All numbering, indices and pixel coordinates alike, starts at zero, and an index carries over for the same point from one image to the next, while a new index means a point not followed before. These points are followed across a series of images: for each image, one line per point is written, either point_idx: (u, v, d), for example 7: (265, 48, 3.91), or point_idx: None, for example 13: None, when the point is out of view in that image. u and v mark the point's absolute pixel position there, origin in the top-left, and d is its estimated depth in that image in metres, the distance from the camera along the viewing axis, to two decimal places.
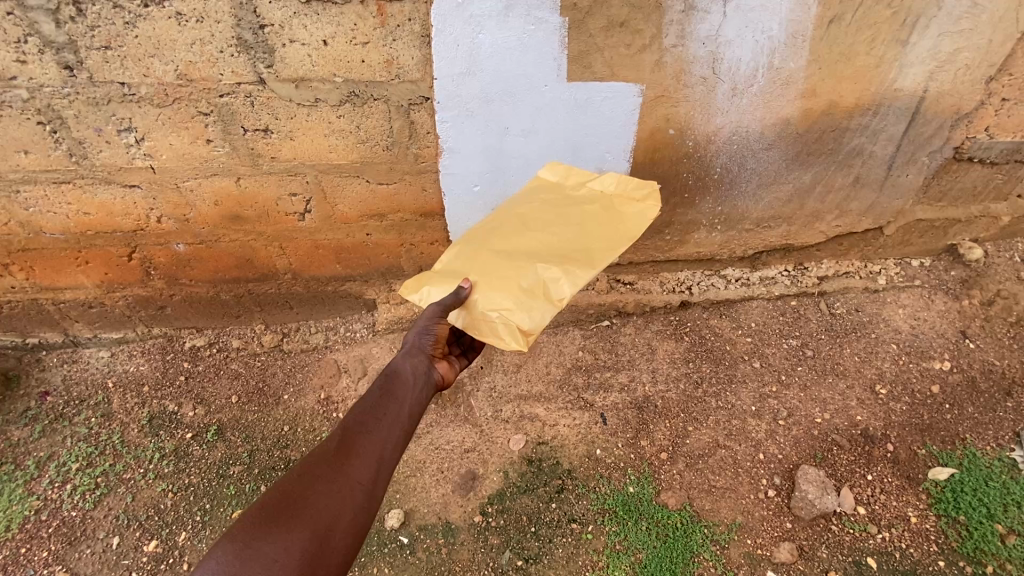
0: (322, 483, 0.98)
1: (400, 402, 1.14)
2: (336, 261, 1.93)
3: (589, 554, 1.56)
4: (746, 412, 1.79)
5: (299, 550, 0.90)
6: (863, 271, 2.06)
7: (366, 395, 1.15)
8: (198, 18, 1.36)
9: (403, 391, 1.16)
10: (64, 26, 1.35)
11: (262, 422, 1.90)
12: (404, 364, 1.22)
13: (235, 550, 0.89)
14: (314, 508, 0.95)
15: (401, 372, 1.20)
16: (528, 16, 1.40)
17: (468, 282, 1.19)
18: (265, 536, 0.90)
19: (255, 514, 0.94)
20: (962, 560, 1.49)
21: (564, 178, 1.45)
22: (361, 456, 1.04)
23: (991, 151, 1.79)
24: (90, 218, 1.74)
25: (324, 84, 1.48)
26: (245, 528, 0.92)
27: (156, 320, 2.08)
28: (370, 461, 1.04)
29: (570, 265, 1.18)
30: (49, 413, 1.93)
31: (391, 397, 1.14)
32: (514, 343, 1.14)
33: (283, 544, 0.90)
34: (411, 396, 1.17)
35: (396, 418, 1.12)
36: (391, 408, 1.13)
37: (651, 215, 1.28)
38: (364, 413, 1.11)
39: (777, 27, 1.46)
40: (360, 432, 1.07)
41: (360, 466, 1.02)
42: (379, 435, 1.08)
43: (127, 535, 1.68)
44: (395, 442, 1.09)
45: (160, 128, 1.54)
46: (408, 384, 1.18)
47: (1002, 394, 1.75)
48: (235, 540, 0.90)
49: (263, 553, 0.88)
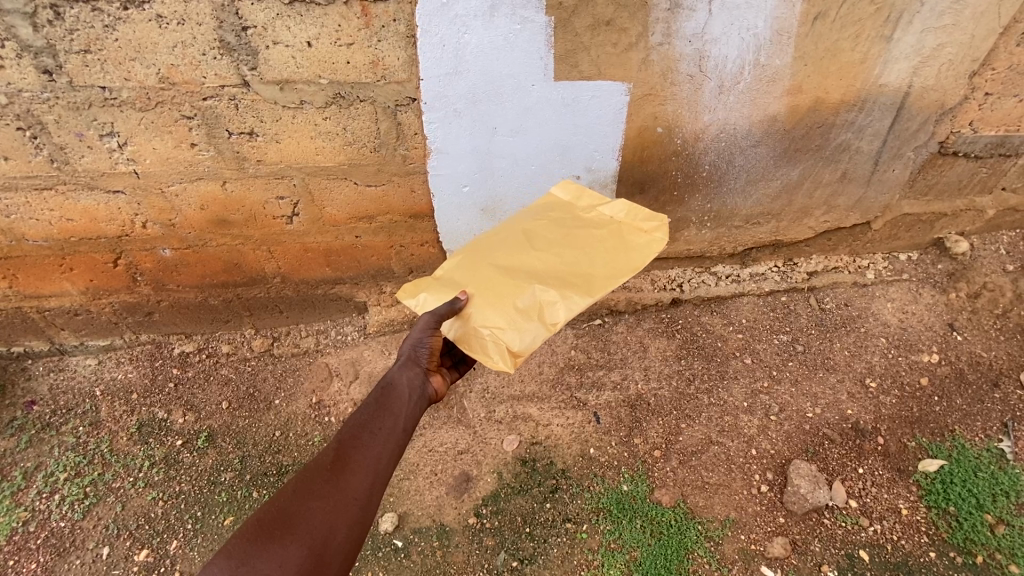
0: (318, 498, 0.97)
1: (396, 414, 1.13)
2: (325, 264, 1.92)
3: (584, 554, 1.57)
4: (739, 408, 1.80)
5: (294, 567, 0.90)
6: (852, 266, 2.08)
7: (362, 406, 1.13)
8: (179, 20, 1.34)
9: (398, 403, 1.14)
10: (43, 29, 1.32)
11: (254, 427, 1.88)
12: (400, 376, 1.20)
13: (231, 567, 0.90)
14: (308, 524, 0.95)
15: (397, 384, 1.18)
16: (513, 15, 1.39)
17: (465, 295, 1.20)
18: (260, 553, 0.91)
19: (252, 529, 0.95)
20: (953, 551, 1.50)
21: (576, 198, 1.43)
22: (357, 469, 1.03)
23: (975, 145, 1.81)
24: (73, 224, 1.72)
25: (309, 87, 1.47)
26: (241, 544, 0.93)
27: (143, 327, 2.05)
28: (366, 475, 1.03)
29: (568, 290, 1.17)
30: (35, 422, 1.90)
31: (387, 408, 1.13)
32: (501, 361, 1.14)
33: (279, 559, 0.90)
34: (407, 407, 1.16)
35: (392, 431, 1.10)
36: (387, 418, 1.11)
37: (659, 246, 1.26)
38: (360, 425, 1.09)
39: (763, 24, 1.46)
40: (357, 444, 1.06)
41: (357, 480, 1.01)
42: (374, 448, 1.07)
43: (118, 544, 1.66)
44: (390, 455, 1.08)
45: (143, 132, 1.52)
46: (404, 396, 1.17)
47: (989, 385, 1.77)
48: (233, 556, 0.91)
49: (258, 569, 0.89)
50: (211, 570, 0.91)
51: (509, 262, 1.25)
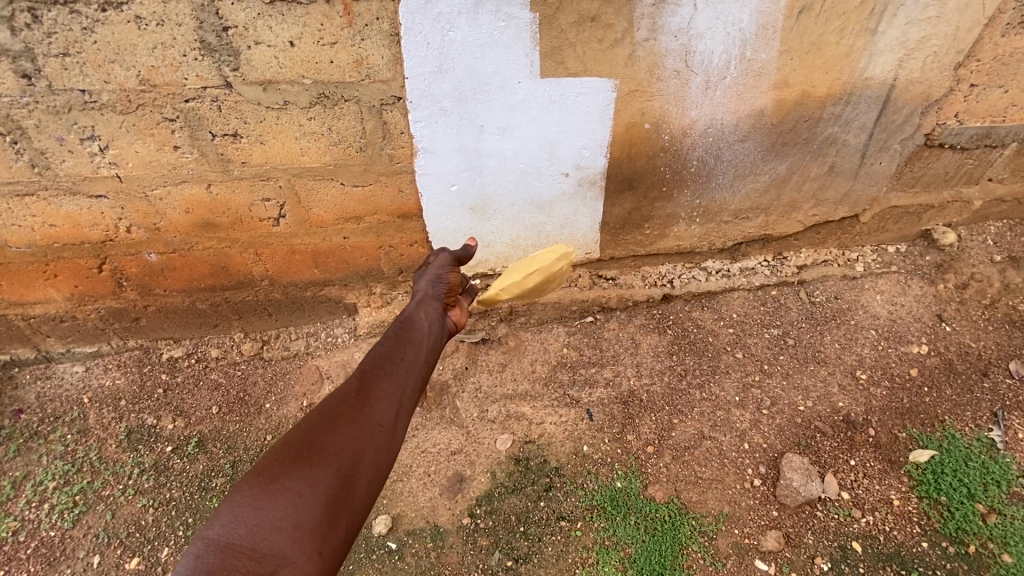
0: (345, 422, 1.00)
1: (416, 347, 1.20)
2: (313, 266, 1.90)
3: (578, 552, 1.57)
4: (730, 403, 1.80)
5: (325, 484, 0.93)
6: (841, 259, 2.08)
7: (384, 339, 1.20)
8: (159, 21, 1.32)
9: (417, 334, 1.23)
10: (19, 33, 1.30)
11: (245, 432, 1.87)
12: (419, 311, 1.31)
13: (260, 485, 0.92)
14: (337, 444, 0.97)
15: (416, 318, 1.28)
16: (498, 12, 1.38)
17: (475, 242, 1.51)
18: (290, 472, 0.93)
19: (280, 451, 0.97)
20: (945, 541, 1.51)
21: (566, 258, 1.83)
22: (381, 396, 1.07)
23: (961, 136, 1.81)
24: (56, 230, 1.69)
25: (292, 87, 1.45)
26: (267, 467, 0.94)
27: (131, 332, 2.02)
28: (390, 402, 1.07)
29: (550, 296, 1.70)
30: (23, 431, 1.88)
31: (406, 341, 1.20)
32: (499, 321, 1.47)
33: (308, 479, 0.93)
34: (426, 341, 1.24)
35: (413, 362, 1.17)
36: (406, 351, 1.18)
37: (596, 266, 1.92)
38: (383, 357, 1.15)
39: (747, 18, 1.46)
40: (379, 373, 1.11)
41: (381, 406, 1.05)
42: (397, 378, 1.12)
43: (108, 553, 1.64)
44: (412, 385, 1.13)
45: (125, 135, 1.50)
46: (423, 328, 1.26)
47: (978, 374, 1.78)
48: (262, 475, 0.93)
49: (289, 488, 0.91)
50: (240, 490, 0.92)
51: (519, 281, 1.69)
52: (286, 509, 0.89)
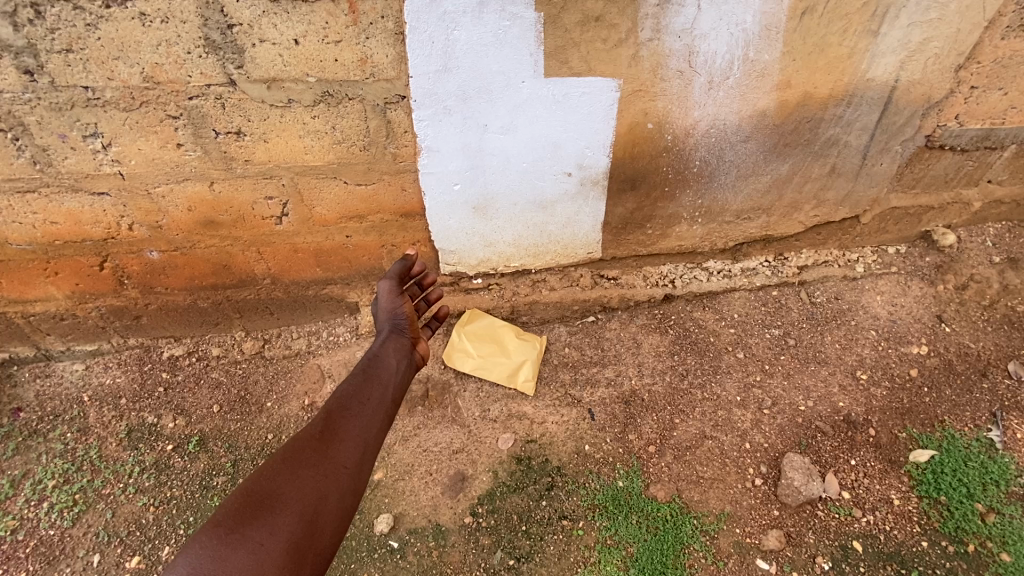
0: (308, 467, 1.12)
1: (383, 385, 1.34)
2: (315, 264, 1.90)
3: (580, 551, 1.57)
4: (732, 402, 1.81)
5: (287, 532, 1.02)
6: (842, 259, 2.09)
7: (351, 381, 1.33)
8: (163, 18, 1.31)
9: (384, 375, 1.37)
10: (24, 28, 1.29)
11: (246, 431, 1.86)
12: (387, 350, 1.45)
13: (220, 535, 0.99)
14: (300, 491, 1.08)
15: (382, 360, 1.41)
16: (503, 11, 1.38)
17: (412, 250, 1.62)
18: (252, 522, 1.02)
19: (241, 501, 1.05)
20: (944, 540, 1.52)
21: (498, 331, 1.97)
22: (344, 440, 1.19)
23: (961, 138, 1.83)
24: (58, 227, 1.69)
25: (297, 85, 1.45)
26: (229, 514, 1.03)
27: (132, 330, 2.01)
28: (354, 446, 1.19)
29: (517, 369, 1.90)
30: (23, 429, 1.87)
31: (373, 380, 1.34)
32: (524, 365, 1.90)
33: (269, 527, 1.01)
34: (391, 380, 1.37)
35: (377, 406, 1.29)
36: (371, 390, 1.32)
37: (509, 327, 1.98)
38: (347, 401, 1.27)
39: (751, 19, 1.46)
40: (342, 418, 1.23)
41: (345, 450, 1.17)
42: (359, 422, 1.24)
43: (108, 551, 1.64)
44: (374, 429, 1.25)
45: (128, 133, 1.50)
46: (389, 369, 1.39)
47: (978, 375, 1.79)
48: (222, 525, 1.01)
49: (250, 537, 0.99)
50: (199, 539, 0.99)
51: (500, 351, 1.93)
52: (246, 558, 0.97)
